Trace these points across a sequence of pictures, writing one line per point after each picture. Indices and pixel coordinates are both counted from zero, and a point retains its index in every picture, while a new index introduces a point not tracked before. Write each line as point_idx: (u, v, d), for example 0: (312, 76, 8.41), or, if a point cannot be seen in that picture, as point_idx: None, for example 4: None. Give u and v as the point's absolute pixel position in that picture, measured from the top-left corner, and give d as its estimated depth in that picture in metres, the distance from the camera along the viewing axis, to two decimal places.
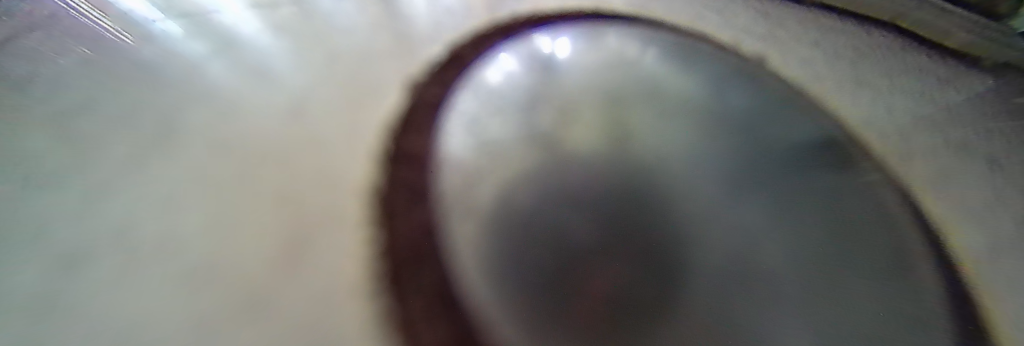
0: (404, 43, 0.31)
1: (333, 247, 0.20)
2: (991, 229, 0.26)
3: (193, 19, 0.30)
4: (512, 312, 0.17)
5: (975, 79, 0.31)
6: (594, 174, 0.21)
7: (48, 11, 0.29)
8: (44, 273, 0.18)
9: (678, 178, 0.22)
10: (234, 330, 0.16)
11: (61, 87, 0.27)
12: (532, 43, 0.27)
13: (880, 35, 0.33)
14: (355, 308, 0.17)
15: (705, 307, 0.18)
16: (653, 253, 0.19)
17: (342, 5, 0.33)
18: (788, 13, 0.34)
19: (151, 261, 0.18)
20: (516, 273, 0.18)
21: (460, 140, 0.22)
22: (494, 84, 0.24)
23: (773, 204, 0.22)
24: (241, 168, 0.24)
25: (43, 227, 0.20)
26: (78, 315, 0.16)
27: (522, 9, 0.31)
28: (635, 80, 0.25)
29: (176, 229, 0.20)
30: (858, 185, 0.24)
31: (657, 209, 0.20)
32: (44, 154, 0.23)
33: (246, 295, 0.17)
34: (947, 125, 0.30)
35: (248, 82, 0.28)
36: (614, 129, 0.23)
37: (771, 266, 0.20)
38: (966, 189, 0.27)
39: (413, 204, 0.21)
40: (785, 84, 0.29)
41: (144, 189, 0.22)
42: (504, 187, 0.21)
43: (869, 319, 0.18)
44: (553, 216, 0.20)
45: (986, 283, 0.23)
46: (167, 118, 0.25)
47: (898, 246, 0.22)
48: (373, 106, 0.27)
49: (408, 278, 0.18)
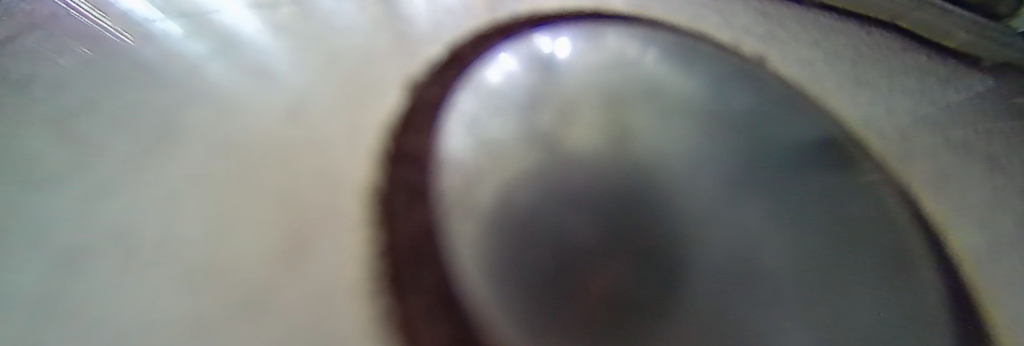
0: (404, 43, 0.31)
1: (333, 247, 0.20)
2: (993, 228, 0.26)
3: (193, 19, 0.30)
4: (513, 313, 0.17)
5: (975, 79, 0.31)
6: (595, 174, 0.22)
7: (48, 11, 0.29)
8: (45, 273, 0.18)
9: (677, 179, 0.22)
10: (233, 331, 0.16)
11: (63, 88, 0.27)
12: (532, 43, 0.27)
13: (879, 35, 0.33)
14: (355, 308, 0.17)
15: (702, 305, 0.18)
16: (653, 253, 0.19)
17: (342, 5, 0.33)
18: (787, 13, 0.34)
19: (151, 260, 0.18)
20: (517, 272, 0.18)
21: (460, 140, 0.22)
22: (494, 84, 0.24)
23: (772, 205, 0.22)
24: (241, 167, 0.24)
25: (45, 226, 0.20)
26: (82, 313, 0.16)
27: (522, 9, 0.31)
28: (634, 82, 0.25)
29: (176, 228, 0.20)
30: (857, 185, 0.24)
31: (656, 208, 0.21)
32: (45, 155, 0.23)
33: (246, 295, 0.17)
34: (948, 124, 0.30)
35: (247, 82, 0.28)
36: (614, 129, 0.23)
37: (769, 266, 0.20)
38: (966, 188, 0.27)
39: (413, 203, 0.21)
40: (785, 84, 0.29)
41: (143, 188, 0.22)
42: (504, 186, 0.21)
43: (870, 321, 0.18)
44: (553, 216, 0.20)
45: (986, 284, 0.23)
46: (167, 118, 0.25)
47: (898, 246, 0.22)
48: (373, 106, 0.27)
49: (408, 277, 0.18)
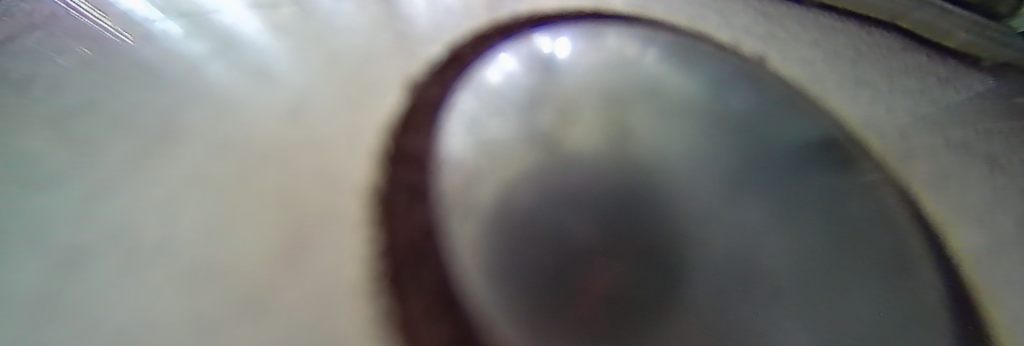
0: (404, 43, 0.31)
1: (333, 247, 0.20)
2: (994, 228, 0.26)
3: (193, 19, 0.30)
4: (513, 314, 0.17)
5: (975, 79, 0.31)
6: (595, 175, 0.22)
7: (48, 11, 0.29)
8: (45, 273, 0.18)
9: (676, 179, 0.22)
10: (234, 331, 0.16)
11: (63, 88, 0.27)
12: (532, 43, 0.27)
13: (880, 35, 0.33)
14: (355, 308, 0.17)
15: (701, 305, 0.18)
16: (652, 253, 0.19)
17: (342, 4, 0.33)
18: (788, 13, 0.34)
19: (151, 260, 0.18)
20: (517, 272, 0.18)
21: (460, 141, 0.22)
22: (494, 84, 0.24)
23: (772, 206, 0.22)
24: (241, 167, 0.24)
25: (45, 226, 0.20)
26: (82, 312, 0.16)
27: (522, 9, 0.31)
28: (634, 81, 0.25)
29: (176, 228, 0.20)
30: (857, 185, 0.24)
31: (655, 208, 0.21)
32: (46, 155, 0.23)
33: (247, 295, 0.17)
34: (948, 124, 0.30)
35: (247, 82, 0.28)
36: (614, 129, 0.23)
37: (769, 267, 0.20)
38: (966, 188, 0.27)
39: (413, 203, 0.21)
40: (785, 84, 0.29)
41: (143, 188, 0.22)
42: (504, 186, 0.21)
43: (871, 321, 0.18)
44: (553, 216, 0.20)
45: (987, 284, 0.23)
46: (168, 118, 0.26)
47: (898, 246, 0.22)
48: (373, 106, 0.27)
49: (408, 277, 0.18)
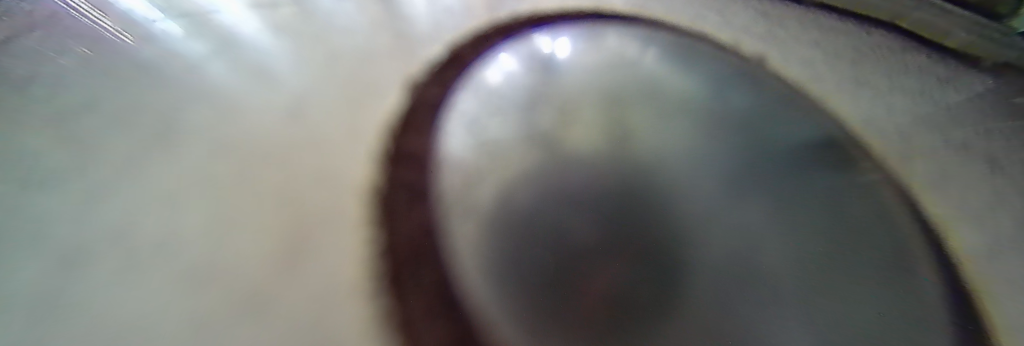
0: (404, 43, 0.31)
1: (333, 246, 0.20)
2: (992, 229, 0.26)
3: (193, 18, 0.30)
4: (512, 314, 0.17)
5: (975, 79, 0.31)
6: (595, 174, 0.22)
7: (48, 12, 0.29)
8: (45, 274, 0.18)
9: (677, 179, 0.22)
10: (233, 331, 0.16)
11: (63, 88, 0.27)
12: (532, 43, 0.27)
13: (880, 35, 0.33)
14: (355, 308, 0.17)
15: (701, 307, 0.18)
16: (653, 252, 0.19)
17: (342, 4, 0.33)
18: (789, 12, 0.34)
19: (150, 261, 0.18)
20: (516, 272, 0.18)
21: (460, 141, 0.22)
22: (494, 84, 0.24)
23: (773, 206, 0.22)
24: (241, 167, 0.23)
25: (44, 227, 0.20)
26: (81, 314, 0.16)
27: (522, 9, 0.31)
28: (634, 81, 0.25)
29: (176, 230, 0.20)
30: (858, 186, 0.24)
31: (656, 209, 0.21)
32: (44, 155, 0.23)
33: (247, 295, 0.17)
34: (948, 124, 0.30)
35: (247, 81, 0.28)
36: (614, 128, 0.23)
37: (772, 266, 0.20)
38: (968, 188, 0.27)
39: (414, 204, 0.21)
40: (784, 84, 0.29)
41: (143, 188, 0.22)
42: (504, 186, 0.21)
43: (867, 320, 0.18)
44: (553, 216, 0.20)
45: (986, 284, 0.23)
46: (168, 118, 0.25)
47: (898, 246, 0.22)
48: (373, 106, 0.27)
49: (408, 276, 0.18)
